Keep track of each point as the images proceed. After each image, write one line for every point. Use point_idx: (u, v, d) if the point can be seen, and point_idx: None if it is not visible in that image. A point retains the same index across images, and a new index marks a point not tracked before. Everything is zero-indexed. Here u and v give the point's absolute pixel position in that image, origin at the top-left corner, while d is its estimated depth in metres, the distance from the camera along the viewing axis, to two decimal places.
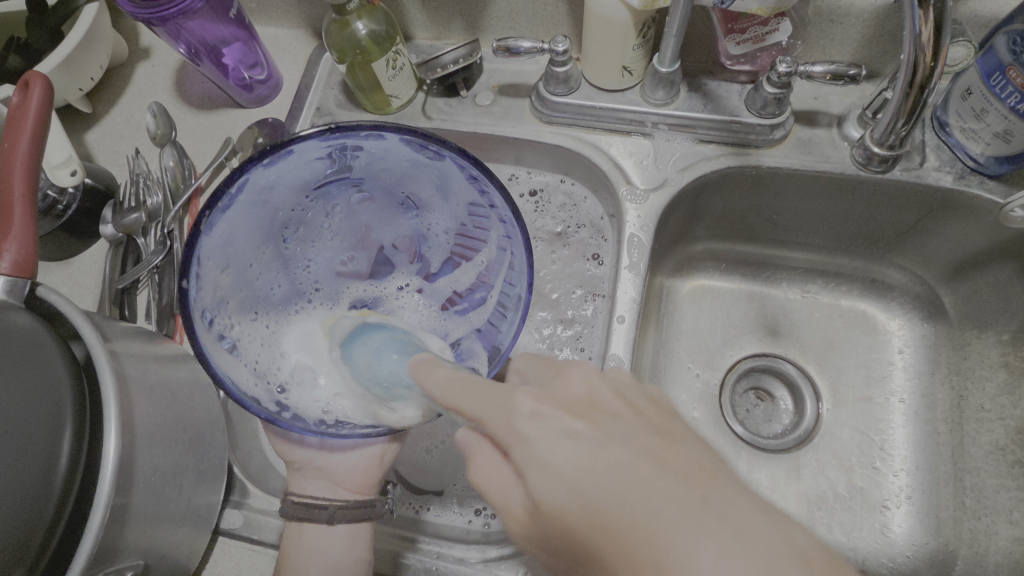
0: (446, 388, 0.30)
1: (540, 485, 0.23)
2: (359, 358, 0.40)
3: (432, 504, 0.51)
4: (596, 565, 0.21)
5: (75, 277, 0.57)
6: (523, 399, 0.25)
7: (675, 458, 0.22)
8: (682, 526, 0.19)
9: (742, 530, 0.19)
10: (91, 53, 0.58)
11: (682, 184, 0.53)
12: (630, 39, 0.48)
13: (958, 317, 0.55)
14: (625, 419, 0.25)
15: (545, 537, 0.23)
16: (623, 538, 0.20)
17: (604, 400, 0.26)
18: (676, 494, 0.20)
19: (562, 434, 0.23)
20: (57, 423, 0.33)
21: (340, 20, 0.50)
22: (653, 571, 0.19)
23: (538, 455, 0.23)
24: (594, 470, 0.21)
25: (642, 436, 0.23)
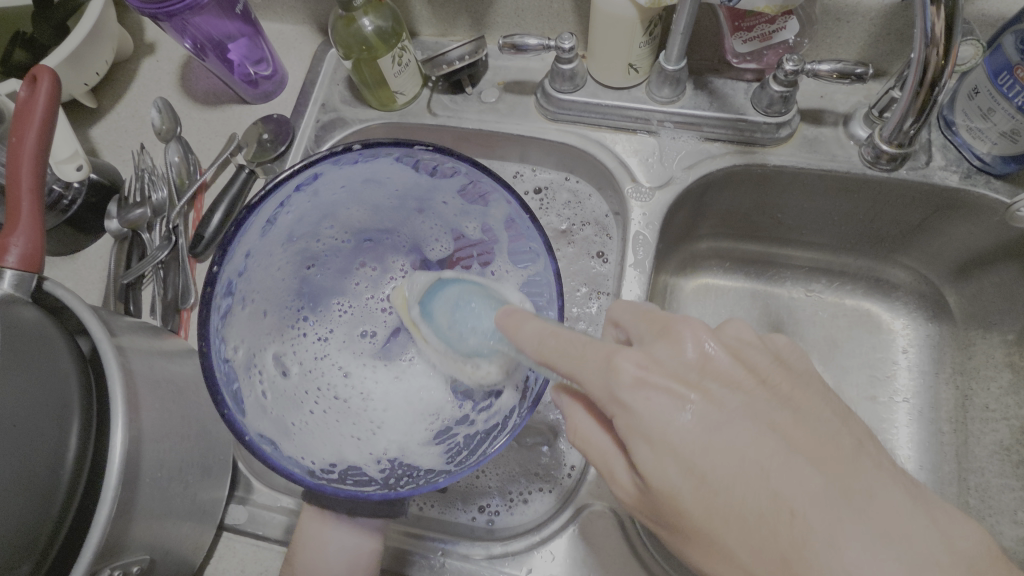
0: (540, 345, 0.33)
1: (647, 457, 0.29)
2: (439, 315, 0.43)
3: (435, 501, 0.51)
4: (701, 540, 0.28)
5: (79, 272, 0.57)
6: (625, 367, 0.29)
7: (793, 431, 0.27)
8: (807, 524, 0.24)
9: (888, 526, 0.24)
10: (96, 48, 0.58)
11: (688, 182, 0.53)
12: (637, 37, 0.48)
13: (963, 317, 0.55)
14: (740, 389, 0.29)
15: (650, 501, 0.30)
16: (733, 511, 0.26)
17: (719, 366, 0.30)
18: (812, 481, 0.25)
19: (674, 405, 0.28)
20: (64, 416, 0.33)
21: (346, 17, 0.50)
22: (784, 541, 0.25)
23: (647, 426, 0.28)
24: (708, 449, 0.27)
25: (761, 410, 0.28)
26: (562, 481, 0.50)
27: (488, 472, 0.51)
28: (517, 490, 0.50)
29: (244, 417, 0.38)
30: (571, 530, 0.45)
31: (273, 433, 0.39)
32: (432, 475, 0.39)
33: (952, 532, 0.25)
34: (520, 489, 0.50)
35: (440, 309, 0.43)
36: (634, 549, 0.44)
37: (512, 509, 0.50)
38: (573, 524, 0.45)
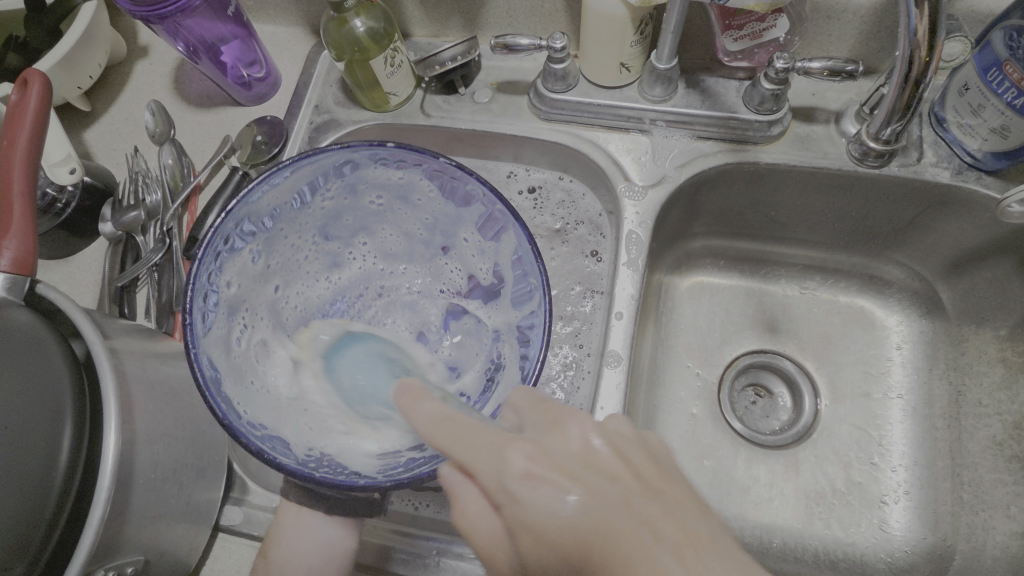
0: (433, 428, 0.31)
1: (532, 550, 0.27)
2: (340, 373, 0.44)
3: (430, 501, 0.49)
4: None
5: (74, 275, 0.57)
6: (516, 460, 0.28)
7: (646, 511, 0.25)
8: None
9: None
10: (90, 51, 0.58)
11: (681, 181, 0.53)
12: (628, 36, 0.48)
13: (956, 313, 0.55)
14: (619, 481, 0.27)
15: None
16: None
17: (603, 460, 0.28)
18: (666, 567, 0.23)
19: (556, 494, 0.27)
20: (57, 419, 0.33)
21: (338, 17, 0.51)
22: None
23: (528, 514, 0.27)
24: (580, 539, 0.25)
25: (626, 495, 0.26)
26: None
27: None
28: None
29: (201, 338, 0.38)
30: None
31: (229, 391, 0.38)
32: (356, 479, 0.36)
33: None
34: None
35: (344, 372, 0.44)
36: None
37: None
38: None
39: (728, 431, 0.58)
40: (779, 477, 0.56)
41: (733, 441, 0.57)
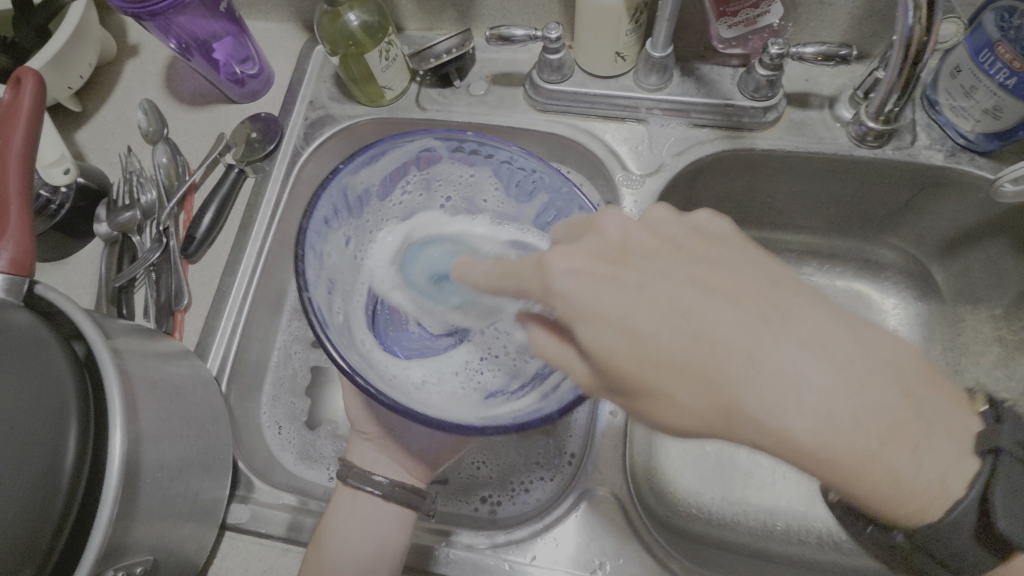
0: (488, 276, 0.32)
1: (588, 333, 0.27)
2: (414, 269, 0.42)
3: (438, 493, 0.51)
4: (654, 402, 0.26)
5: (71, 277, 0.57)
6: (556, 262, 0.28)
7: (715, 280, 0.26)
8: (736, 345, 0.24)
9: (809, 337, 0.24)
10: (79, 50, 0.57)
11: (678, 168, 0.53)
12: (623, 25, 0.48)
13: (951, 294, 0.56)
14: (662, 255, 0.28)
15: (605, 379, 0.27)
16: (673, 358, 0.25)
17: (640, 240, 0.29)
18: (729, 310, 0.25)
19: (601, 282, 0.27)
20: (63, 420, 0.33)
21: (331, 12, 0.50)
22: (716, 372, 0.24)
23: (583, 302, 0.27)
24: (632, 309, 0.26)
25: (678, 268, 0.27)
26: (561, 468, 0.50)
27: (488, 463, 0.51)
28: (517, 480, 0.50)
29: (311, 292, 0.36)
30: (572, 518, 0.45)
31: (338, 341, 0.35)
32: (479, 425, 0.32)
33: (873, 342, 0.25)
34: (521, 479, 0.50)
35: (418, 274, 0.41)
36: (632, 527, 0.44)
37: (513, 498, 0.50)
38: (574, 511, 0.45)
39: None
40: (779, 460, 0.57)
41: None
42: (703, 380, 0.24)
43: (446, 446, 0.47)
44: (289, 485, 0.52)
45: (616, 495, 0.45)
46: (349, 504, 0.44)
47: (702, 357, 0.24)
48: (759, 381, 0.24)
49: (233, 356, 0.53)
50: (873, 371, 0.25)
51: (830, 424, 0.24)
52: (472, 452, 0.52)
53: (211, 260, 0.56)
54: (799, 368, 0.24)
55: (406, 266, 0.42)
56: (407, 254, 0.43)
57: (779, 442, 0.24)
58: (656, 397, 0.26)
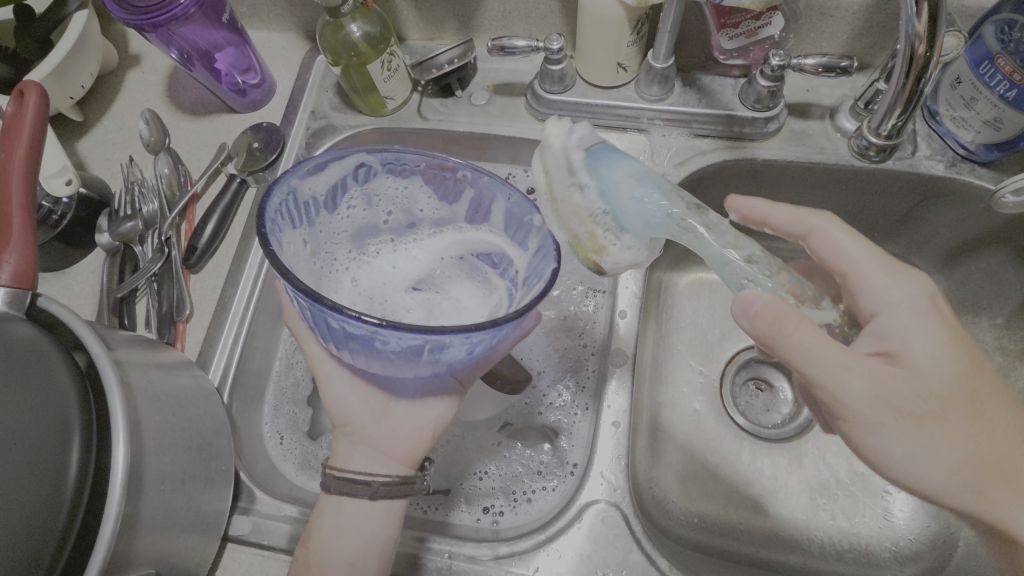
0: (757, 323, 0.34)
1: (914, 349, 0.37)
2: (616, 178, 0.35)
3: (440, 503, 0.50)
4: (893, 429, 0.36)
5: (72, 287, 0.56)
6: (904, 292, 0.39)
7: (964, 344, 0.38)
8: (958, 401, 0.37)
9: (996, 418, 0.37)
10: (81, 60, 0.58)
11: (681, 179, 0.53)
12: (625, 37, 0.48)
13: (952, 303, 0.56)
14: (948, 337, 0.38)
15: (871, 403, 0.35)
16: (929, 410, 0.36)
17: (928, 317, 0.38)
18: (982, 388, 0.37)
19: (925, 338, 0.37)
20: (65, 434, 0.33)
21: (333, 23, 0.50)
22: (957, 413, 0.36)
23: (898, 332, 0.38)
24: (935, 363, 0.37)
25: (934, 342, 0.37)
26: (564, 478, 0.50)
27: (490, 473, 0.51)
28: (520, 490, 0.50)
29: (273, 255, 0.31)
30: (575, 530, 0.45)
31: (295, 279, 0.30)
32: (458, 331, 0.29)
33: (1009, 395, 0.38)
34: (524, 489, 0.50)
35: (619, 179, 0.35)
36: (636, 538, 0.44)
37: (516, 509, 0.50)
38: (577, 522, 0.45)
39: (731, 426, 0.59)
40: (782, 469, 0.56)
41: (736, 437, 0.58)
42: (934, 397, 0.36)
43: (427, 432, 0.45)
44: (292, 496, 0.51)
45: (619, 506, 0.45)
46: (337, 509, 0.43)
47: (941, 386, 0.36)
48: (955, 405, 0.36)
49: (234, 366, 0.52)
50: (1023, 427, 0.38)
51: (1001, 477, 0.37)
52: (476, 462, 0.52)
53: (212, 270, 0.56)
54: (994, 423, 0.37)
55: (598, 169, 0.35)
56: (600, 156, 0.36)
57: (943, 477, 0.36)
58: (933, 413, 0.36)
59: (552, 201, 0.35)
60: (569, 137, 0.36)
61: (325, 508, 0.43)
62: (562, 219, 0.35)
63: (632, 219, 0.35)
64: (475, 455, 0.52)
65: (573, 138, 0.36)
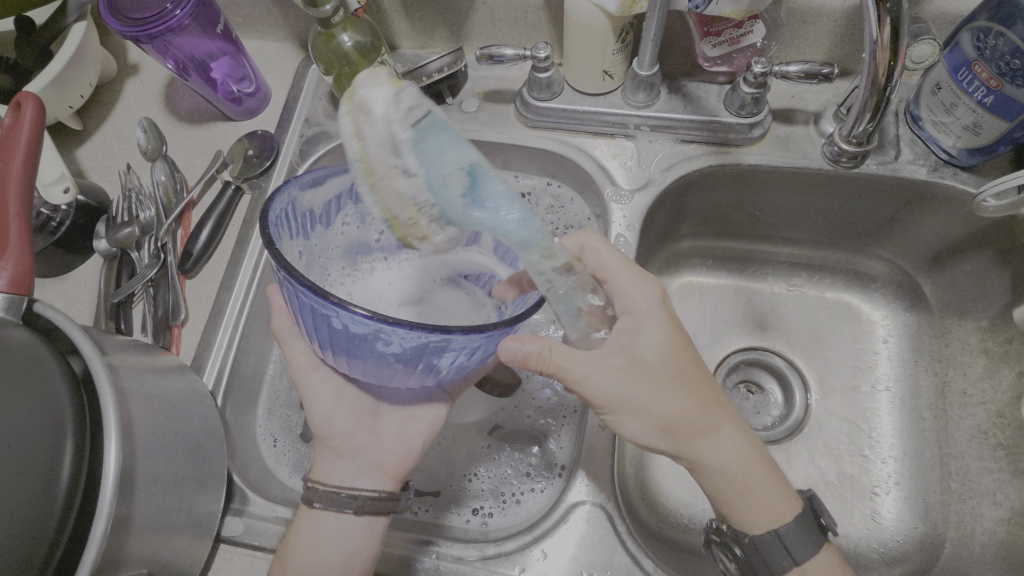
0: (529, 351, 0.35)
1: (646, 346, 0.39)
2: (437, 166, 0.31)
3: (430, 505, 0.51)
4: (627, 419, 0.39)
5: (69, 292, 0.57)
6: (643, 293, 0.41)
7: (677, 335, 0.41)
8: (672, 386, 0.40)
9: (704, 398, 0.41)
10: (80, 70, 0.59)
11: (666, 183, 0.54)
12: (610, 45, 0.49)
13: (939, 306, 0.57)
14: (668, 329, 0.40)
15: (612, 408, 0.38)
16: (651, 400, 0.39)
17: (650, 309, 0.41)
18: (676, 383, 0.40)
19: (647, 329, 0.40)
20: (59, 437, 0.34)
21: (325, 33, 0.52)
22: (675, 401, 0.39)
23: (639, 334, 0.40)
24: (659, 358, 0.39)
25: (656, 333, 0.40)
26: (552, 480, 0.51)
27: (480, 476, 0.52)
28: (509, 492, 0.51)
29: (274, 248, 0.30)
30: (561, 531, 0.46)
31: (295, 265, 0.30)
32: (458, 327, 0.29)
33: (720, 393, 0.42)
34: (513, 490, 0.51)
35: (448, 167, 0.31)
36: (620, 539, 0.45)
37: (505, 510, 0.50)
38: (564, 523, 0.46)
39: None
40: None
41: None
42: (640, 371, 0.39)
43: (418, 443, 0.47)
44: (284, 498, 0.52)
45: (605, 507, 0.46)
46: (314, 526, 0.43)
47: (660, 365, 0.39)
48: (672, 379, 0.40)
49: (228, 370, 0.53)
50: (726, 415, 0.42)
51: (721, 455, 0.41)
52: (466, 464, 0.53)
53: (207, 276, 0.57)
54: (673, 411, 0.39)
55: (428, 153, 0.31)
56: (431, 132, 0.31)
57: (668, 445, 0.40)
58: (651, 391, 0.39)
59: (373, 179, 0.31)
60: (392, 108, 0.31)
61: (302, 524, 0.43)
62: (381, 199, 0.31)
63: (456, 214, 0.31)
64: (465, 457, 0.53)
65: (400, 111, 0.31)
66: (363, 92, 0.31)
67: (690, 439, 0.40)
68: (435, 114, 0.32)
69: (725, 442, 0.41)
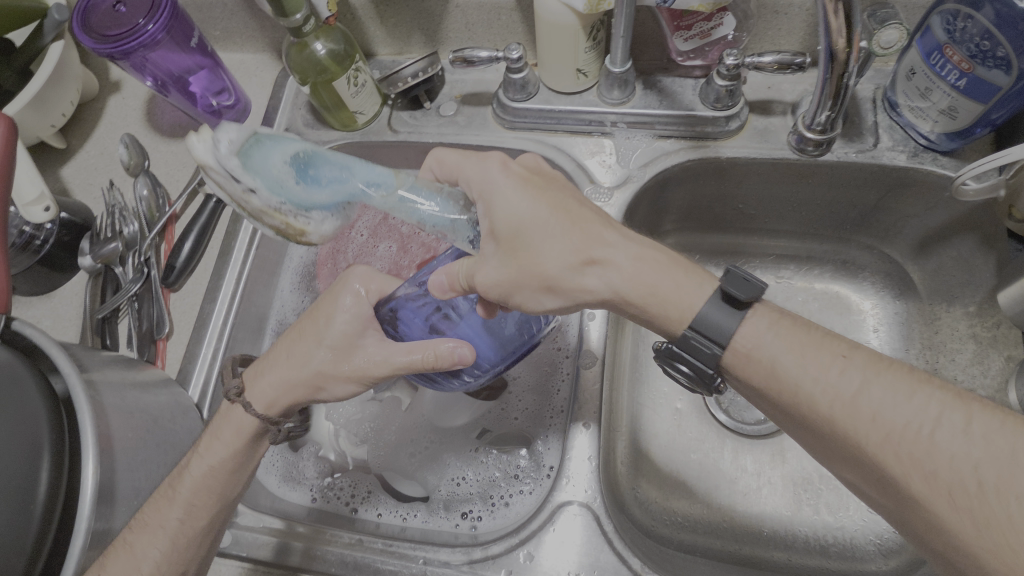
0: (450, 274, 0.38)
1: (507, 210, 0.38)
2: (272, 168, 0.38)
3: (418, 511, 0.51)
4: (526, 289, 0.38)
5: (56, 310, 0.58)
6: (491, 164, 0.40)
7: (535, 187, 0.39)
8: (547, 237, 0.38)
9: (589, 236, 0.38)
10: (60, 88, 0.59)
11: (645, 179, 0.53)
12: (581, 43, 0.49)
13: (927, 292, 0.56)
14: (526, 185, 0.39)
15: (505, 287, 0.37)
16: (534, 260, 0.37)
17: (506, 175, 0.39)
18: (550, 233, 0.38)
19: (505, 196, 0.38)
20: (35, 452, 0.34)
21: (298, 42, 0.51)
22: (554, 249, 0.37)
23: (498, 203, 0.38)
24: (520, 216, 0.38)
25: (516, 194, 0.38)
26: (540, 481, 0.51)
27: (468, 479, 0.52)
28: (498, 494, 0.51)
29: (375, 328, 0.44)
30: (548, 532, 0.45)
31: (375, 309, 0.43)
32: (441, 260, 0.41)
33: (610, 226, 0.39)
34: (501, 493, 0.51)
35: (278, 168, 0.38)
36: (607, 538, 0.44)
37: (493, 513, 0.50)
38: (550, 524, 0.45)
39: (712, 423, 0.59)
40: (765, 465, 0.57)
41: (716, 433, 0.58)
42: (507, 245, 0.38)
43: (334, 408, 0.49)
44: (273, 508, 0.52)
45: (591, 507, 0.46)
46: (234, 434, 0.41)
47: (521, 221, 0.38)
48: (539, 231, 0.38)
49: (214, 382, 0.53)
50: (623, 242, 0.38)
51: (628, 286, 0.38)
52: (454, 468, 0.53)
53: (191, 288, 0.58)
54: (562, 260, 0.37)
55: (257, 165, 0.37)
56: (254, 150, 0.37)
57: (576, 295, 0.38)
58: (519, 250, 0.38)
59: (242, 207, 0.38)
60: (216, 149, 0.36)
61: (223, 428, 0.42)
62: (257, 217, 0.39)
63: (309, 199, 0.39)
64: (452, 461, 0.53)
65: (222, 145, 0.36)
66: (197, 155, 0.36)
67: (591, 285, 0.38)
68: (253, 132, 0.38)
69: (608, 264, 0.38)
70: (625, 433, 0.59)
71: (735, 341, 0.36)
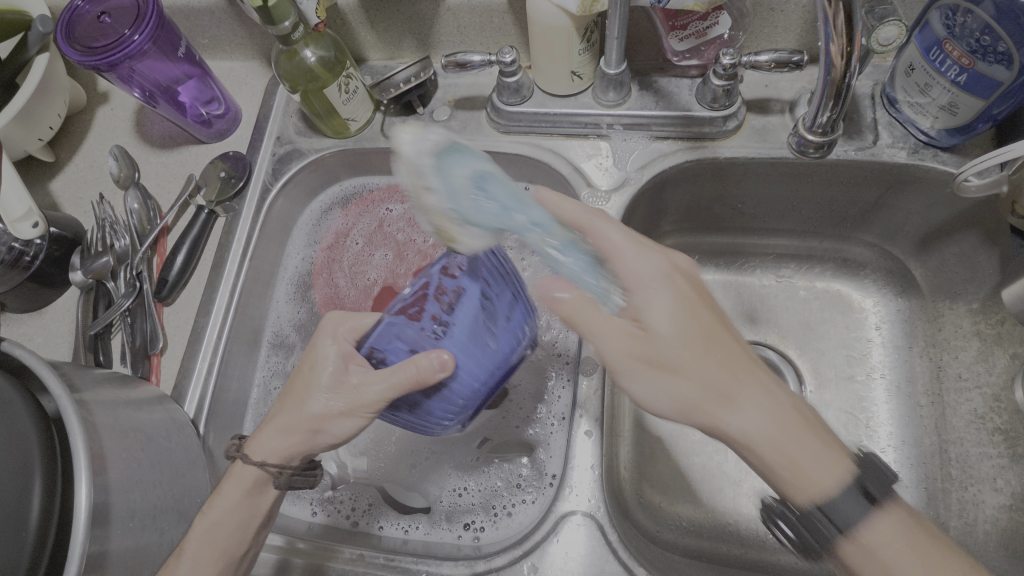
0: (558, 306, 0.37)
1: (657, 316, 0.37)
2: (453, 178, 0.37)
3: (420, 522, 0.50)
4: (640, 379, 0.37)
5: (48, 326, 0.57)
6: (674, 272, 0.39)
7: (697, 304, 0.38)
8: (686, 353, 0.36)
9: (739, 373, 0.36)
10: (47, 101, 0.58)
11: (643, 181, 0.53)
12: (575, 45, 0.49)
13: (930, 290, 0.56)
14: (697, 301, 0.38)
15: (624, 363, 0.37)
16: (665, 361, 0.36)
17: (683, 285, 0.38)
18: (697, 354, 0.36)
19: (672, 302, 0.37)
20: (26, 477, 0.33)
21: (288, 50, 0.51)
22: (685, 366, 0.36)
23: (658, 308, 0.37)
24: (680, 329, 0.37)
25: (678, 302, 0.37)
26: (542, 490, 0.50)
27: (470, 489, 0.51)
28: (500, 504, 0.50)
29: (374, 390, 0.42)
30: (552, 543, 0.45)
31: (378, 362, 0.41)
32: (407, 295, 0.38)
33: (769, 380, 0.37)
34: (504, 503, 0.50)
35: (459, 181, 0.37)
36: (611, 548, 0.44)
37: (496, 523, 0.49)
38: (554, 535, 0.45)
39: None
40: None
41: None
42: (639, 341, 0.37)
43: None
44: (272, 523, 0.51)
45: (596, 516, 0.45)
46: (237, 485, 0.41)
47: (668, 337, 0.36)
48: (686, 346, 0.36)
49: (210, 396, 0.52)
50: (789, 402, 0.36)
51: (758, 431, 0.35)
52: (455, 478, 0.52)
53: (185, 301, 0.57)
54: (686, 380, 0.36)
55: (446, 170, 0.37)
56: (449, 156, 0.38)
57: (690, 413, 0.36)
58: (654, 359, 0.36)
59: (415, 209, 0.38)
60: (419, 143, 0.37)
61: (227, 483, 0.41)
62: (422, 219, 0.37)
63: (472, 215, 0.36)
64: (453, 471, 0.52)
65: (426, 145, 0.37)
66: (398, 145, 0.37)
67: (715, 413, 0.36)
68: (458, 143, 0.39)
69: (747, 411, 0.35)
70: (627, 438, 0.58)
71: (859, 533, 0.34)
